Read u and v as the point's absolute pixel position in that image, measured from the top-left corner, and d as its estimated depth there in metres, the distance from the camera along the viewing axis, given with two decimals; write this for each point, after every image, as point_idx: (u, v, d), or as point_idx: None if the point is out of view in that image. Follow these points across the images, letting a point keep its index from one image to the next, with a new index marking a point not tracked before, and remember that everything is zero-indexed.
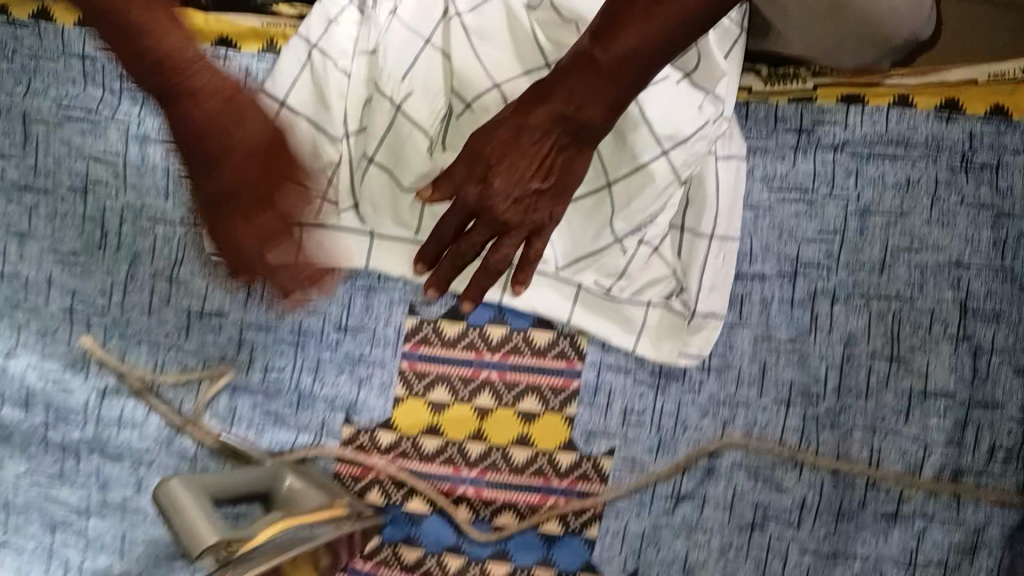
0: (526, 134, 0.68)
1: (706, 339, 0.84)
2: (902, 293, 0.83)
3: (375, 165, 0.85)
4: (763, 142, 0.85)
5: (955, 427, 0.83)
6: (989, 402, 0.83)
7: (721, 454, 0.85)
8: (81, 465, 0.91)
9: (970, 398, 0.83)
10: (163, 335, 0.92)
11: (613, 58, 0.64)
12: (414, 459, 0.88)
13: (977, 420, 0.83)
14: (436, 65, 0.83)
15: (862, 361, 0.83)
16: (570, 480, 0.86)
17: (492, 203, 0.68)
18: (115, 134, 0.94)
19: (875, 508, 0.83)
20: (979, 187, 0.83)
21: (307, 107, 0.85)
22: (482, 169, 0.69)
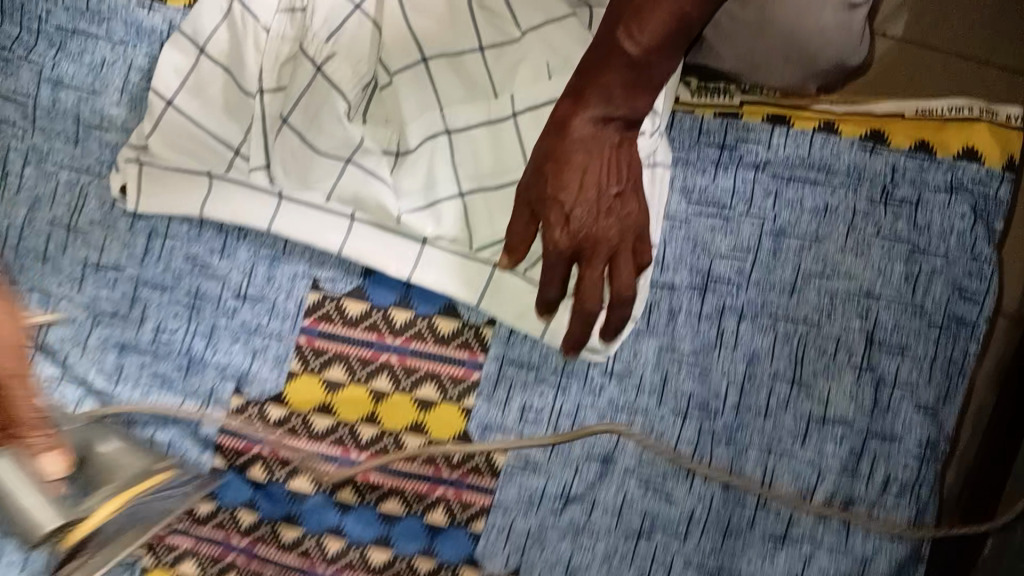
0: (579, 157, 0.72)
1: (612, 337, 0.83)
2: (809, 318, 0.83)
3: (288, 126, 0.82)
4: (685, 154, 0.83)
5: (850, 455, 0.83)
6: (887, 434, 0.83)
7: (614, 460, 0.84)
8: None
9: (868, 428, 0.83)
10: (55, 285, 0.89)
11: (641, 51, 0.69)
12: (303, 437, 0.86)
13: (874, 451, 0.83)
14: (364, 32, 0.81)
15: (764, 381, 0.83)
16: (461, 472, 0.85)
17: (587, 231, 0.73)
18: (27, 75, 0.89)
19: (763, 529, 0.83)
20: (897, 220, 0.83)
21: (227, 61, 0.84)
22: (558, 210, 0.73)
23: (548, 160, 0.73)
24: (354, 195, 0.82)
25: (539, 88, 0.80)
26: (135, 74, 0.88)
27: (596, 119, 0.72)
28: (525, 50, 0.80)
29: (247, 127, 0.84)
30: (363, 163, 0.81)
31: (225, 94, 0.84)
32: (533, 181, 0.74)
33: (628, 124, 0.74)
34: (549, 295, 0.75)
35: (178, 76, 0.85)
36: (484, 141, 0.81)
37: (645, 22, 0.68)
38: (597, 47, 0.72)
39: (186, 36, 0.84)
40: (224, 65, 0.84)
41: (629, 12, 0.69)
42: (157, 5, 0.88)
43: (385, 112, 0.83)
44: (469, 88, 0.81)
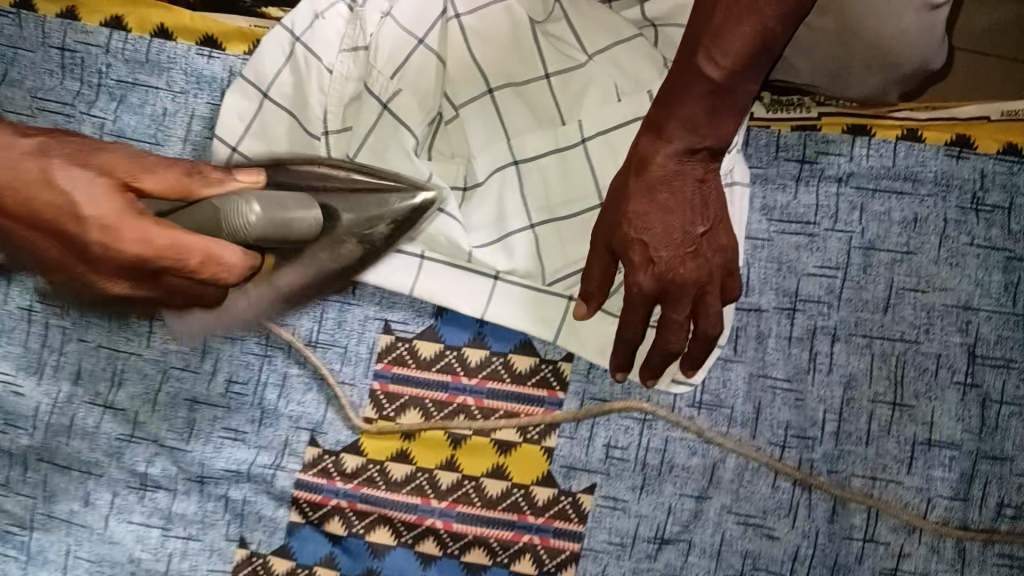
0: (662, 194, 0.71)
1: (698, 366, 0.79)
2: (907, 335, 0.79)
3: (355, 165, 0.81)
4: (762, 171, 0.80)
5: (960, 479, 0.78)
6: (997, 455, 0.78)
7: (710, 496, 0.79)
8: (30, 474, 0.87)
9: (977, 449, 0.78)
10: (124, 341, 0.87)
11: (722, 78, 0.66)
12: (380, 487, 0.83)
13: (984, 473, 0.78)
14: (428, 66, 0.80)
15: (863, 406, 0.79)
16: (547, 518, 0.81)
17: (673, 269, 0.71)
18: (90, 130, 0.88)
19: (873, 564, 0.78)
20: (990, 228, 0.79)
21: (290, 103, 0.83)
22: (641, 251, 0.71)
23: (626, 201, 0.72)
24: (424, 232, 0.81)
25: (608, 112, 0.78)
26: (197, 123, 0.87)
27: (678, 154, 0.70)
28: (592, 73, 0.79)
29: None
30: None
31: (289, 137, 0.84)
32: (613, 222, 0.73)
33: (713, 156, 0.72)
34: (630, 334, 0.75)
35: (242, 121, 0.84)
36: (553, 168, 0.80)
37: (727, 43, 0.65)
38: (676, 76, 0.69)
39: (247, 79, 0.84)
40: (286, 107, 0.83)
41: (707, 37, 0.66)
42: (216, 52, 0.87)
43: (452, 146, 0.83)
44: (536, 115, 0.80)
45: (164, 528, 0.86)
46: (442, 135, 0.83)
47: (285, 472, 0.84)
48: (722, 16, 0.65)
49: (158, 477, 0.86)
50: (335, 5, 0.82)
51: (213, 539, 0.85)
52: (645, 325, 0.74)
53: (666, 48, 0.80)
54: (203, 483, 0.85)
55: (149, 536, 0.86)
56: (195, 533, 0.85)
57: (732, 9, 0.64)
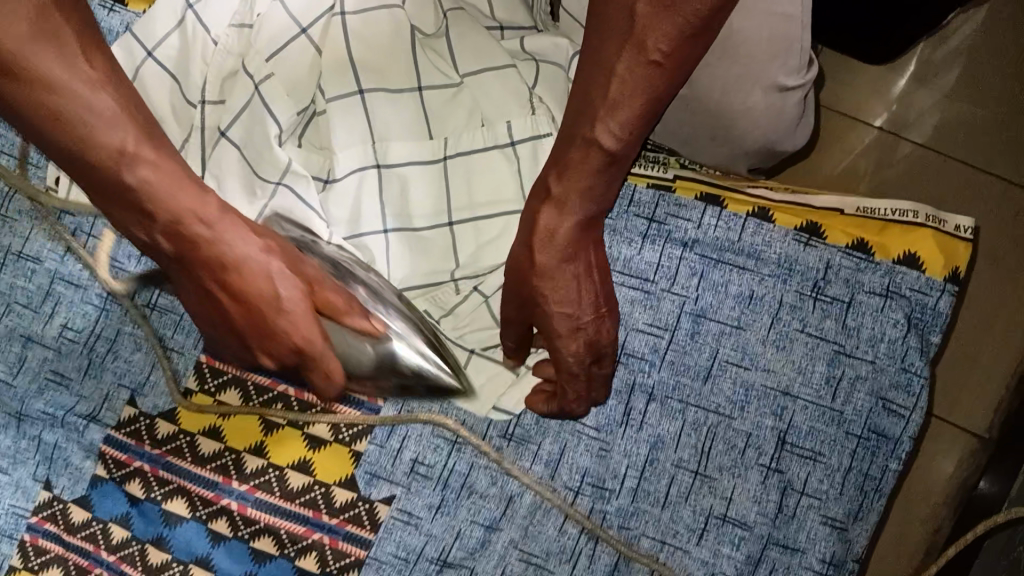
0: (577, 259, 0.67)
1: (519, 396, 0.80)
2: (722, 409, 0.79)
3: (227, 139, 0.81)
4: (611, 221, 0.80)
5: (747, 561, 0.77)
6: (789, 544, 0.77)
7: (500, 528, 0.80)
8: None
9: (769, 535, 0.78)
10: None
11: (621, 142, 0.64)
12: (187, 458, 0.83)
13: (773, 560, 0.77)
14: (306, 58, 0.80)
15: (666, 469, 0.79)
16: (340, 520, 0.81)
17: (600, 337, 0.68)
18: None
19: None
20: (825, 318, 0.79)
21: (173, 67, 0.83)
22: (566, 322, 0.67)
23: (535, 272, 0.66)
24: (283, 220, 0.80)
25: (471, 135, 0.79)
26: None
27: (581, 222, 0.67)
28: (461, 95, 0.80)
29: (186, 136, 0.82)
30: (292, 185, 0.79)
31: (169, 99, 0.83)
32: (523, 289, 0.69)
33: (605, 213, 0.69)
34: (563, 399, 0.74)
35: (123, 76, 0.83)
36: (413, 181, 0.79)
37: (622, 116, 0.62)
38: (572, 140, 0.65)
39: (132, 35, 0.82)
40: (170, 71, 0.83)
41: (603, 106, 0.62)
42: (117, 7, 0.89)
43: (321, 139, 0.83)
44: (404, 124, 0.80)
45: None
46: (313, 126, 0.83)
47: (99, 425, 0.84)
48: (619, 87, 0.62)
49: None
50: None
51: (21, 476, 0.84)
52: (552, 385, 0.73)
53: (540, 82, 0.81)
54: (22, 422, 0.85)
55: None
56: (7, 467, 0.84)
57: (628, 81, 0.61)
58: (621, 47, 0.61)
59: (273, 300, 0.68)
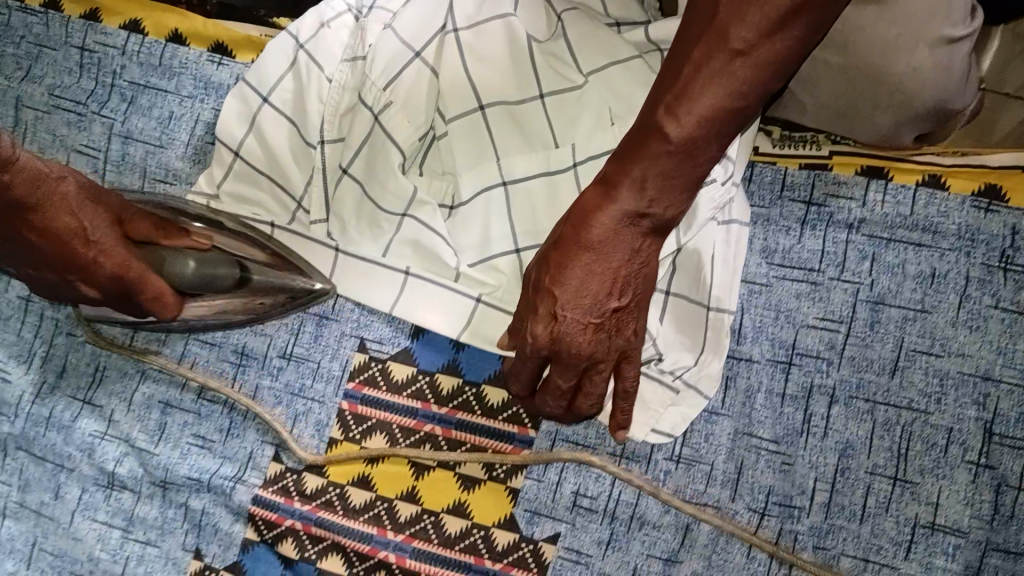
0: (597, 254, 0.59)
1: (679, 417, 0.73)
2: (915, 404, 0.70)
3: (349, 176, 0.79)
4: (765, 211, 0.75)
5: (965, 572, 0.68)
6: (1011, 549, 0.68)
7: (680, 560, 0.72)
8: (5, 461, 0.85)
9: (988, 540, 0.68)
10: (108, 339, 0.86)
11: (687, 137, 0.55)
12: (338, 511, 0.78)
13: (993, 568, 0.68)
14: (423, 82, 0.77)
15: (860, 478, 0.70)
16: (504, 564, 0.74)
17: (570, 337, 0.60)
18: (100, 130, 0.88)
19: None
20: (1019, 291, 0.71)
21: (290, 110, 0.80)
22: (547, 304, 0.60)
23: (555, 249, 0.61)
24: (414, 254, 0.77)
25: (599, 137, 0.74)
26: (201, 127, 0.87)
27: (623, 217, 0.59)
28: (585, 96, 0.74)
29: (310, 179, 0.80)
30: (418, 216, 0.76)
31: (289, 142, 0.80)
32: (541, 269, 0.62)
33: (659, 229, 0.60)
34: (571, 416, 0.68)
35: (241, 123, 0.81)
36: (541, 193, 0.75)
37: (691, 102, 0.54)
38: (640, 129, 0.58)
39: (247, 83, 0.80)
40: (287, 115, 0.80)
41: (674, 92, 0.55)
42: (226, 60, 0.88)
43: (442, 163, 0.80)
44: (528, 137, 0.76)
45: (125, 530, 0.82)
46: (433, 151, 0.80)
47: (246, 485, 0.81)
48: (692, 70, 0.54)
49: (124, 477, 0.83)
50: (341, 14, 0.79)
51: (170, 547, 0.82)
52: (529, 385, 0.67)
53: None
54: (166, 489, 0.82)
55: (111, 536, 0.82)
56: (154, 539, 0.82)
57: (704, 66, 0.54)
58: (701, 33, 0.54)
59: (81, 233, 0.65)
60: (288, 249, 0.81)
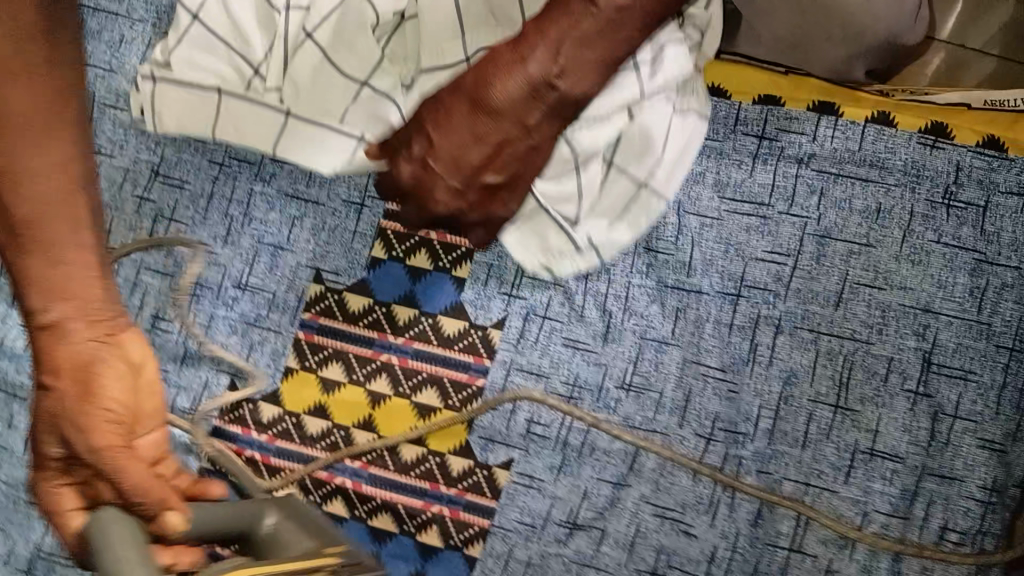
0: (495, 113, 0.62)
1: (570, 266, 0.74)
2: (857, 334, 0.73)
3: (312, 41, 0.74)
4: (718, 144, 0.76)
5: (902, 496, 0.71)
6: (946, 473, 0.70)
7: (629, 484, 0.74)
8: None
9: (923, 465, 0.71)
10: None
11: (616, 9, 0.61)
12: (294, 440, 0.79)
13: (929, 493, 0.70)
14: None
15: (802, 406, 0.73)
16: (458, 489, 0.76)
17: (435, 185, 0.63)
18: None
19: None
20: (961, 226, 0.73)
21: None
22: (424, 144, 0.62)
23: (450, 93, 0.62)
24: (368, 118, 0.74)
25: None
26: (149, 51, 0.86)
27: (530, 82, 0.61)
28: None
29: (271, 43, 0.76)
30: (376, 86, 0.74)
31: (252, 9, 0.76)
32: (428, 107, 0.63)
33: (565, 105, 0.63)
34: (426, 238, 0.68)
35: None
36: None
37: None
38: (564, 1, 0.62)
39: None
40: None
41: None
42: None
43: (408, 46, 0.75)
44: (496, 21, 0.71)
45: None
46: (399, 35, 0.75)
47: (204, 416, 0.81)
48: None
49: None
50: None
51: None
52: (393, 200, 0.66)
53: None
54: None
55: None
56: None
57: None
58: None
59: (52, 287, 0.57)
60: (235, 114, 0.76)
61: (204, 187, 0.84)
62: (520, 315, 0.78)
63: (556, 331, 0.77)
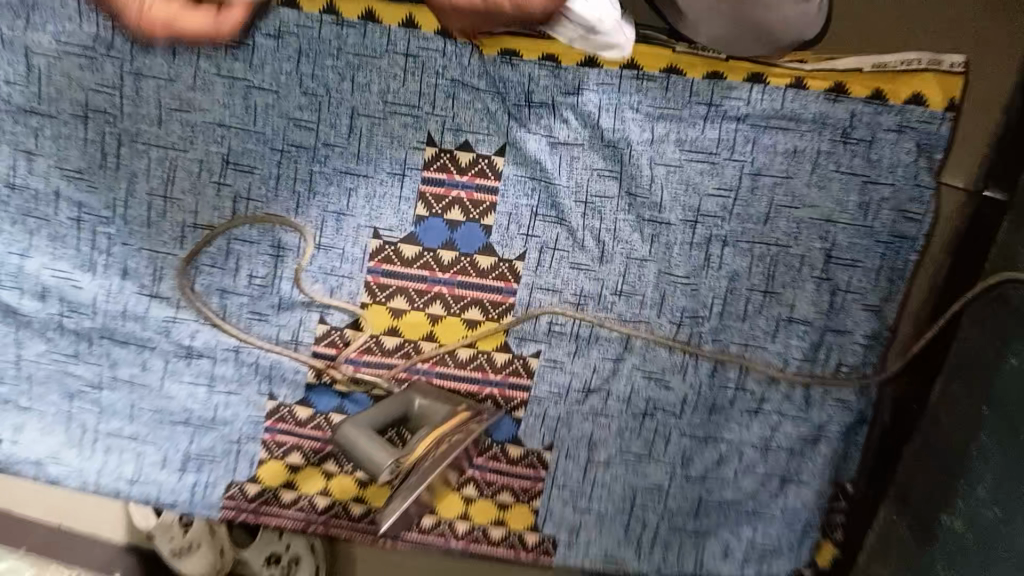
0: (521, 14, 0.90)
1: None
2: (780, 241, 1.00)
3: None
4: (678, 111, 1.01)
5: (811, 348, 1.00)
6: (840, 328, 1.00)
7: (625, 358, 1.02)
8: (93, 347, 1.08)
9: (826, 325, 1.00)
10: (160, 244, 1.07)
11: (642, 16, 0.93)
12: (377, 353, 1.06)
13: (829, 343, 1.00)
14: None
15: (743, 293, 1.00)
16: (504, 374, 1.04)
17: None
18: (113, 71, 1.04)
19: (742, 406, 1.01)
20: (854, 158, 0.99)
21: None
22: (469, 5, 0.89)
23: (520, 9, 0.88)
24: None
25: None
26: (204, 61, 1.04)
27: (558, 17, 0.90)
28: None
29: None
30: None
31: None
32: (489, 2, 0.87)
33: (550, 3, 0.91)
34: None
35: None
36: None
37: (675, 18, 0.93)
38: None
39: None
40: None
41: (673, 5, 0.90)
42: None
43: None
44: None
45: (210, 386, 1.07)
46: None
47: (304, 345, 1.08)
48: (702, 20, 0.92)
49: (200, 348, 1.07)
50: None
51: (249, 393, 1.07)
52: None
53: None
54: (239, 352, 1.07)
55: (198, 392, 1.07)
56: (235, 388, 1.07)
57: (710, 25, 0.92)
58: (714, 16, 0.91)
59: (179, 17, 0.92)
60: None
61: (272, 170, 1.06)
62: (537, 248, 1.04)
63: (563, 258, 1.03)
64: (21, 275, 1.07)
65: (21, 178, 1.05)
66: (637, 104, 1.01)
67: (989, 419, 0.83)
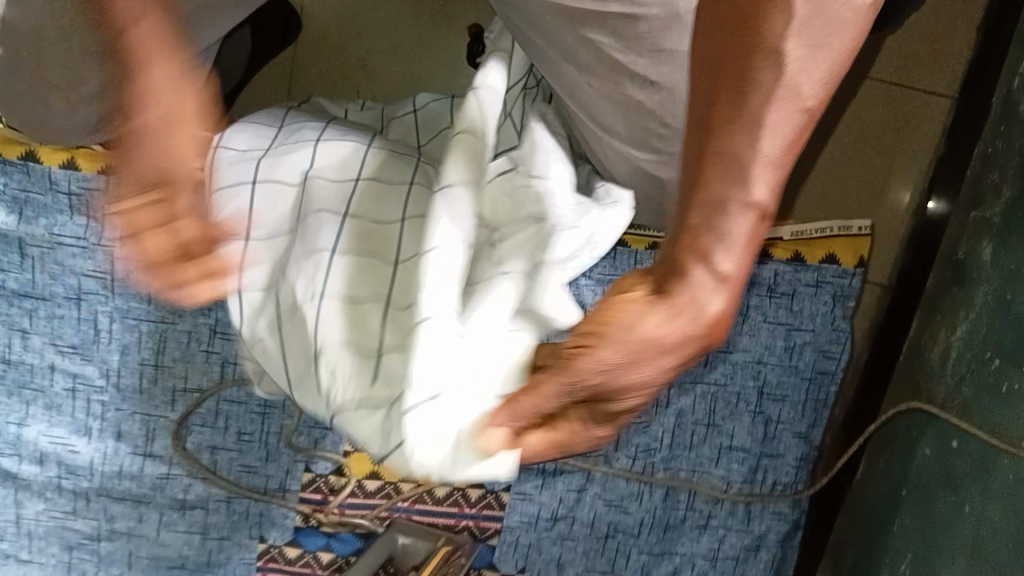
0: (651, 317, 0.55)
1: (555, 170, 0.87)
2: (719, 381, 1.12)
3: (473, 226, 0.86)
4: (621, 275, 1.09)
5: (750, 470, 1.14)
6: (774, 453, 1.15)
7: (587, 488, 1.13)
8: (90, 504, 1.10)
9: (761, 451, 1.14)
10: (152, 408, 1.08)
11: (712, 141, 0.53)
12: (359, 496, 1.12)
13: (765, 466, 1.15)
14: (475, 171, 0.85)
15: (690, 427, 1.13)
16: (477, 508, 1.13)
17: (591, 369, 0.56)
18: (103, 257, 1.04)
19: (691, 523, 1.15)
20: (779, 308, 1.12)
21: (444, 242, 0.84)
22: (626, 328, 0.55)
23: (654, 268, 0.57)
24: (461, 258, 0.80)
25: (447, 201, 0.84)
26: None
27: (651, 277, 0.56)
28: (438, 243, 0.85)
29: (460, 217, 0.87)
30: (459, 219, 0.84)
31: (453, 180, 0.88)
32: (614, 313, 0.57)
33: (661, 268, 0.56)
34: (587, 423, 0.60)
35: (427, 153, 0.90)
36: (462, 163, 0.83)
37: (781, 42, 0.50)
38: None
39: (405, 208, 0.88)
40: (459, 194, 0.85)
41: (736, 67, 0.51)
42: None
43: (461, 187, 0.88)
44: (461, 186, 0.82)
45: (203, 533, 1.12)
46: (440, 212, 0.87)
47: (291, 491, 1.11)
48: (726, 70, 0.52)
49: (194, 500, 1.11)
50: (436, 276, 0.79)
51: (240, 537, 1.13)
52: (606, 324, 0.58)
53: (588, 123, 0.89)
54: (231, 500, 1.11)
55: (193, 539, 1.12)
56: (227, 533, 1.12)
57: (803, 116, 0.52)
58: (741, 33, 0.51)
59: None
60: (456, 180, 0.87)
61: None
62: None
63: None
64: (19, 442, 1.08)
65: (15, 355, 1.06)
66: (588, 271, 1.07)
67: (907, 500, 1.07)
